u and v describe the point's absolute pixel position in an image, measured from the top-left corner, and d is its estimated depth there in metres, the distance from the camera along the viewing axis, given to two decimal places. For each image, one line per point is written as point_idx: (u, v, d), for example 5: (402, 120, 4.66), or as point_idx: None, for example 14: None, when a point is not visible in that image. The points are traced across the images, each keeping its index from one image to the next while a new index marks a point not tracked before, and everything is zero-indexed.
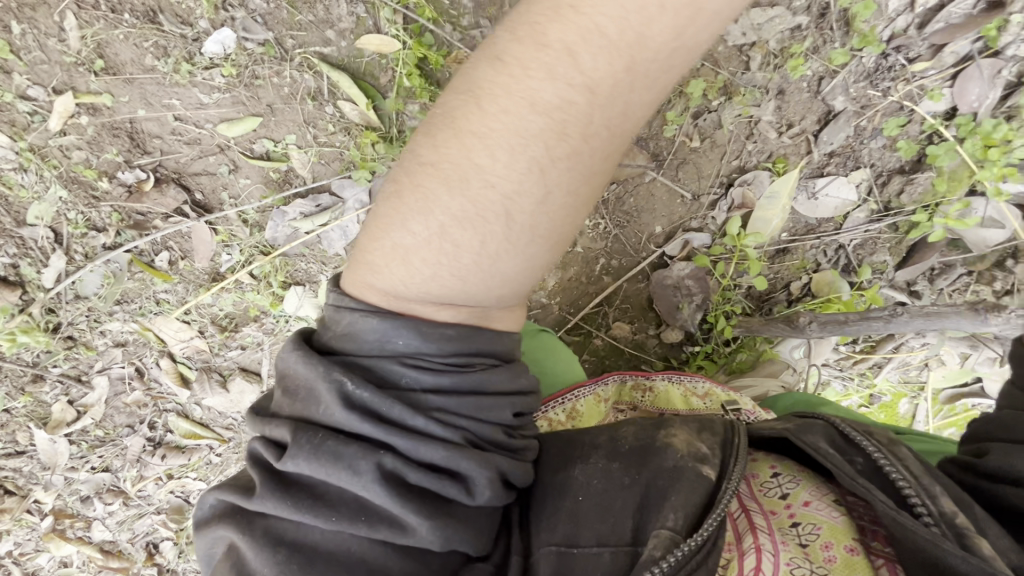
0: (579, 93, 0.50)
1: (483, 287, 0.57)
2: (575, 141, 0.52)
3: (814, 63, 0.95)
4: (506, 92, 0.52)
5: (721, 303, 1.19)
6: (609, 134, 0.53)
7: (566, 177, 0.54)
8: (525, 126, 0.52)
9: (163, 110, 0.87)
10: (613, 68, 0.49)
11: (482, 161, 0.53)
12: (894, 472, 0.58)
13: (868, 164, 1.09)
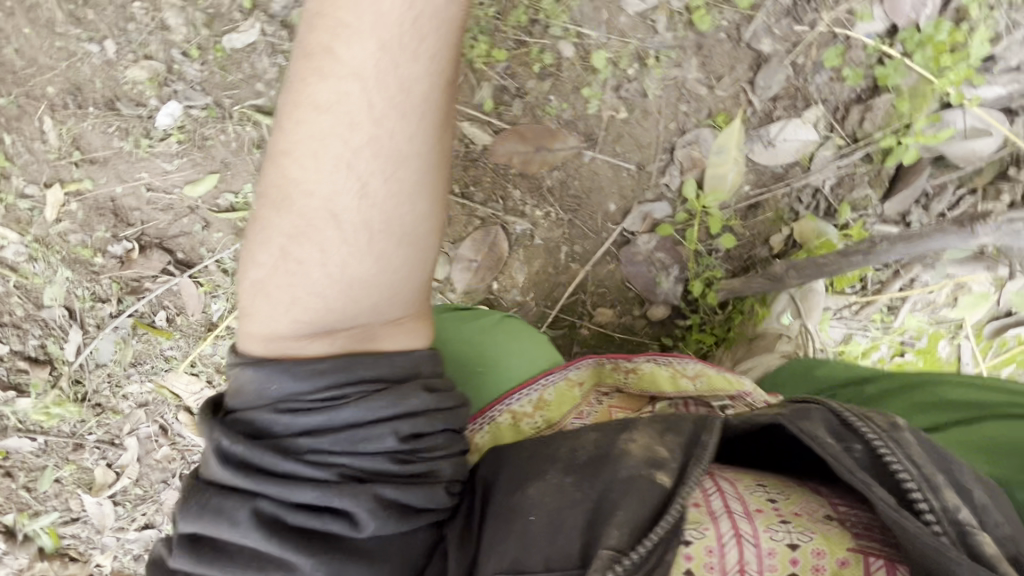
0: (359, 68, 0.56)
1: (341, 298, 0.59)
2: (373, 111, 0.57)
3: (724, 11, 0.95)
4: (304, 98, 0.58)
5: (700, 270, 1.16)
6: (406, 92, 0.57)
7: (376, 153, 0.57)
8: (322, 123, 0.57)
9: (136, 184, 0.98)
10: (371, 50, 0.56)
11: (302, 171, 0.58)
12: (902, 469, 0.51)
13: (821, 100, 1.06)
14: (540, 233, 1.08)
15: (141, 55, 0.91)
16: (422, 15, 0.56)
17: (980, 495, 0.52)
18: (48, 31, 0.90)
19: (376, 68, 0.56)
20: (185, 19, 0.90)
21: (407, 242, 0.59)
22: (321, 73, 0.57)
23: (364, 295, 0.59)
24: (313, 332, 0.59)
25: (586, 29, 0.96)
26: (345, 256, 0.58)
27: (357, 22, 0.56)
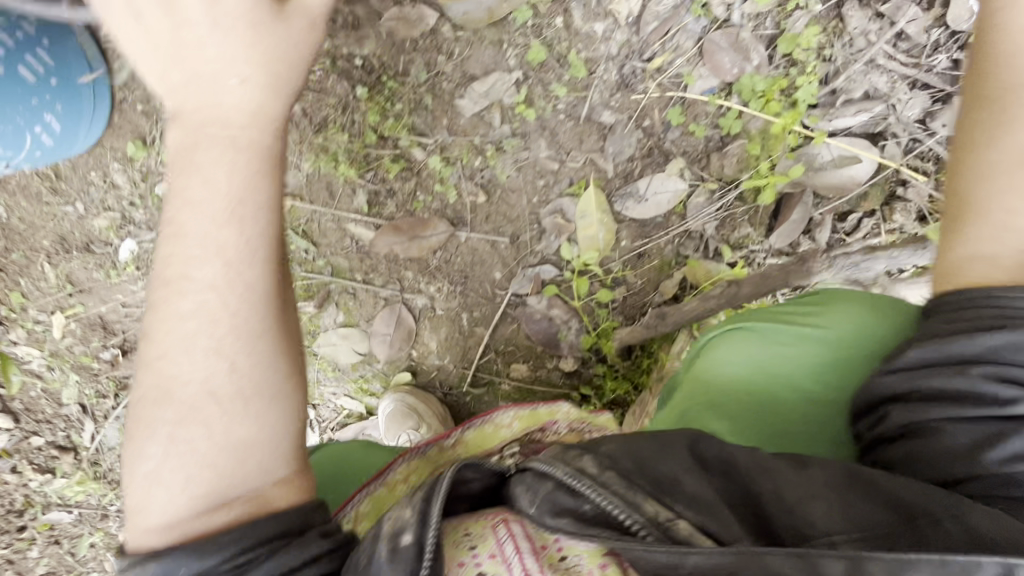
0: (207, 262, 0.56)
1: (227, 480, 0.55)
2: (230, 298, 0.56)
3: (561, 96, 1.04)
4: (162, 298, 0.57)
5: (597, 322, 1.23)
6: (249, 270, 0.56)
7: (240, 332, 0.56)
8: (186, 318, 0.56)
9: (114, 303, 1.24)
10: (218, 219, 0.56)
11: (172, 364, 0.56)
12: (610, 506, 0.54)
13: (679, 153, 1.12)
14: (439, 304, 1.21)
15: (102, 209, 1.16)
16: (255, 204, 0.57)
17: (691, 481, 0.58)
18: (36, 202, 1.15)
19: (224, 259, 0.56)
20: (126, 178, 1.13)
21: (290, 399, 0.59)
22: (174, 274, 0.57)
23: (255, 463, 0.56)
24: (211, 509, 0.54)
25: (427, 136, 1.04)
26: (234, 427, 0.55)
27: (200, 221, 0.56)
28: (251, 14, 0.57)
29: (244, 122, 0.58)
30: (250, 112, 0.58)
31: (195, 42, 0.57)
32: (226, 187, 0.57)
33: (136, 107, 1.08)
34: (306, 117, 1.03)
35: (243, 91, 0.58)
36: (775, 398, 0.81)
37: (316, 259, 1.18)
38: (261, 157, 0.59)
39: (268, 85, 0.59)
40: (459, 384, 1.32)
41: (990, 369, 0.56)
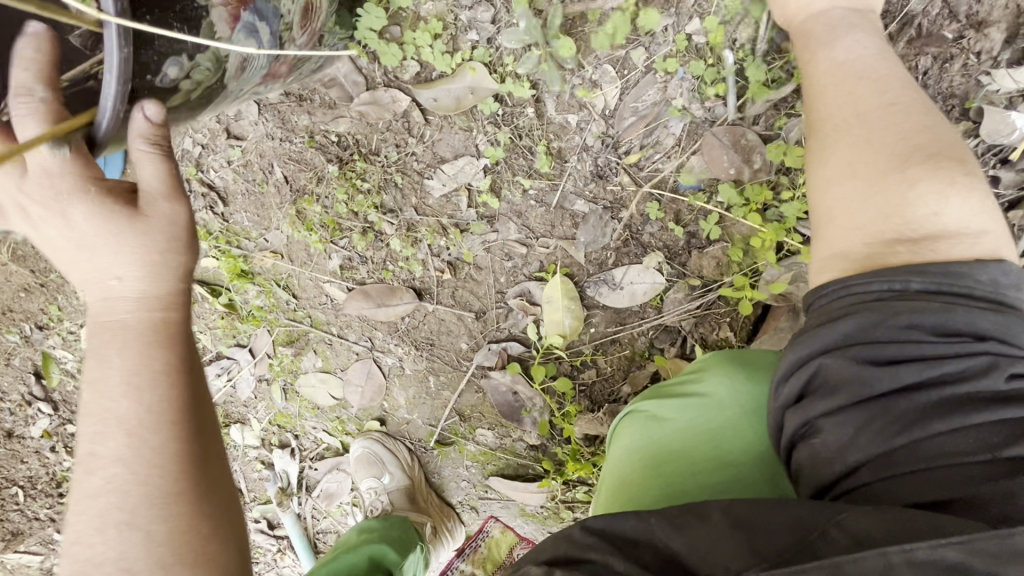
0: (110, 441, 0.54)
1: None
2: (137, 470, 0.53)
3: (530, 183, 1.02)
4: (72, 484, 0.55)
5: (562, 404, 1.20)
6: (155, 435, 0.54)
7: (147, 507, 0.53)
8: (95, 499, 0.53)
9: None
10: (118, 406, 0.53)
11: (85, 547, 0.52)
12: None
13: (658, 247, 1.06)
14: (407, 364, 1.24)
15: None
16: (151, 372, 0.55)
17: (618, 562, 0.57)
18: None
19: (126, 431, 0.53)
20: None
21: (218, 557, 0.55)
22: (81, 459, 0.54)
23: None
24: None
25: (396, 211, 1.06)
26: None
27: (103, 403, 0.54)
28: (107, 224, 0.55)
29: (138, 308, 0.57)
30: (141, 297, 0.57)
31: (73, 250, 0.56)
32: (122, 363, 0.54)
33: None
34: (288, 185, 1.09)
35: (124, 284, 0.56)
36: (692, 467, 0.78)
37: (297, 309, 1.23)
38: (154, 330, 0.56)
39: (151, 270, 0.57)
40: (427, 439, 1.34)
41: (866, 369, 0.56)
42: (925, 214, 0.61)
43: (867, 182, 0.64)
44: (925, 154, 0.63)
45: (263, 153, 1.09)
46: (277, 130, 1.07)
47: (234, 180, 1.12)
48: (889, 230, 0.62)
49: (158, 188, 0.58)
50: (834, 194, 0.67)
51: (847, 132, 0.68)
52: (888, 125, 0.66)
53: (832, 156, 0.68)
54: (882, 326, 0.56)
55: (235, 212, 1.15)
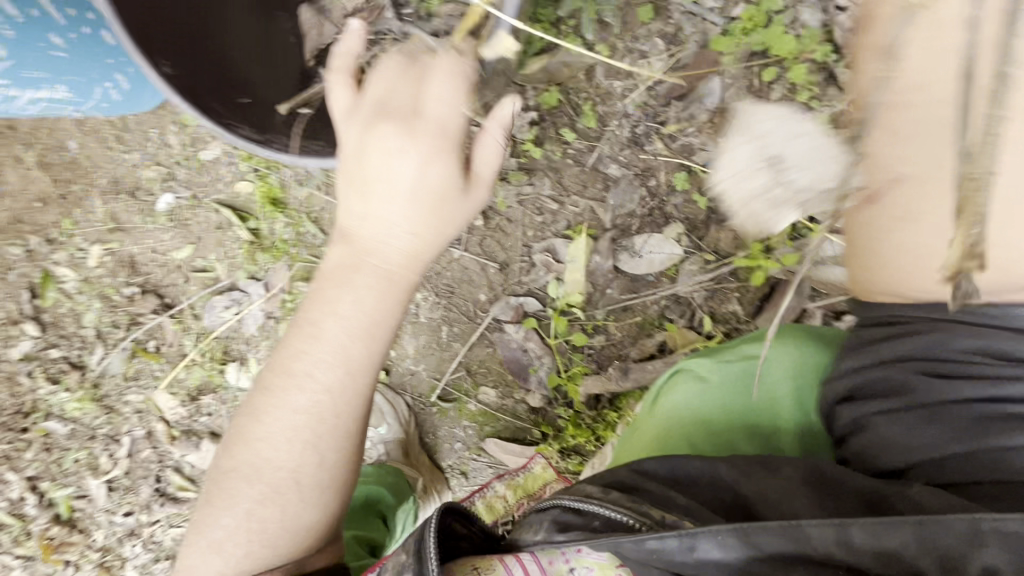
0: (330, 369, 0.68)
1: (295, 533, 0.69)
2: (330, 409, 0.68)
3: (571, 140, 1.10)
4: (280, 390, 0.69)
5: (569, 364, 1.24)
6: (357, 382, 0.69)
7: (331, 437, 0.69)
8: (297, 413, 0.68)
9: (145, 246, 1.38)
10: (342, 343, 0.68)
11: (270, 446, 0.68)
12: (618, 514, 0.55)
13: (679, 218, 1.14)
14: (423, 311, 1.27)
15: (153, 162, 1.33)
16: (378, 333, 0.70)
17: (681, 497, 0.59)
18: (104, 146, 1.34)
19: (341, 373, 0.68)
20: (179, 139, 1.32)
21: (331, 486, 0.71)
22: (297, 369, 0.69)
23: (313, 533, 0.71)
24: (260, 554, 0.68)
25: None
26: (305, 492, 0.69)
27: (337, 333, 0.68)
28: (426, 201, 0.71)
29: (401, 262, 0.71)
30: (403, 256, 0.71)
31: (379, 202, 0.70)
32: (366, 312, 0.69)
33: None
34: None
35: (405, 241, 0.70)
36: (743, 431, 0.79)
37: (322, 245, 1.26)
38: (385, 299, 0.70)
39: (420, 240, 0.71)
40: (428, 394, 1.34)
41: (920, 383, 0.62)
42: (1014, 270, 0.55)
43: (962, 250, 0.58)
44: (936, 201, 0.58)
45: None
46: None
47: None
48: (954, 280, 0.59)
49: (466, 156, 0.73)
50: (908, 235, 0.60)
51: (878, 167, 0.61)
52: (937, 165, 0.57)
53: (931, 227, 0.58)
54: (975, 351, 0.59)
55: None
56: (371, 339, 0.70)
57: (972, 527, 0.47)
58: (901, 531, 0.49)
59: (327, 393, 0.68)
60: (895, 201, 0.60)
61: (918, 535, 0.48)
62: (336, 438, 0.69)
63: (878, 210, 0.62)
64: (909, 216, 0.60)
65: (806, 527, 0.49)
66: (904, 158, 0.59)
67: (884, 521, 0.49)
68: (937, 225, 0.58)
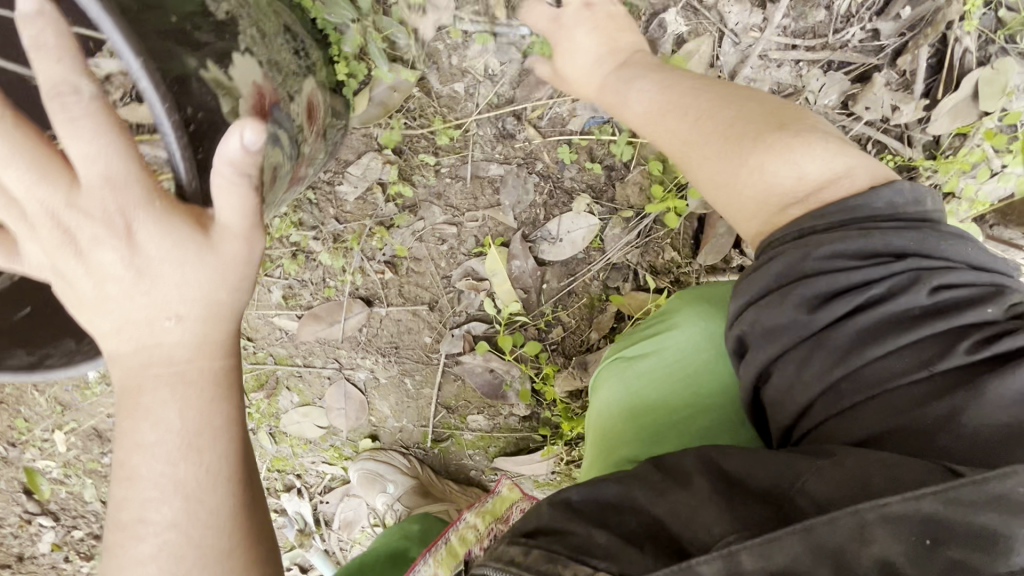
0: (165, 502, 0.47)
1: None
2: (196, 535, 0.48)
3: (439, 159, 1.03)
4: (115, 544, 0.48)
5: (539, 368, 1.20)
6: (211, 495, 0.48)
7: (211, 568, 0.48)
8: (146, 566, 0.48)
9: (102, 414, 1.35)
10: (169, 463, 0.47)
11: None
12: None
13: (582, 190, 1.06)
14: (381, 374, 1.23)
15: None
16: (212, 429, 0.49)
17: (603, 534, 0.56)
18: None
19: (183, 497, 0.48)
20: None
21: None
22: (139, 514, 0.48)
23: None
24: None
25: (320, 226, 1.06)
26: None
27: (155, 468, 0.47)
28: (174, 245, 0.46)
29: (192, 356, 0.48)
30: (194, 344, 0.48)
31: (121, 295, 0.46)
32: (180, 421, 0.48)
33: None
34: None
35: (182, 329, 0.48)
36: (686, 411, 0.77)
37: (258, 351, 1.22)
38: (221, 387, 0.50)
39: (208, 313, 0.49)
40: (424, 441, 1.33)
41: (814, 317, 0.56)
42: (808, 171, 0.61)
43: (759, 162, 0.64)
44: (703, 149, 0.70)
45: None
46: None
47: None
48: (795, 185, 0.61)
49: (242, 224, 0.49)
50: (722, 175, 0.67)
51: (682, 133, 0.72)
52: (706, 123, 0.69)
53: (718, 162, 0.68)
54: (814, 258, 0.56)
55: None
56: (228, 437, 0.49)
57: (858, 519, 0.47)
58: (792, 545, 0.48)
59: (184, 525, 0.48)
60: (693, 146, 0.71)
61: (809, 544, 0.47)
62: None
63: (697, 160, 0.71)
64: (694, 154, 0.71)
65: (693, 564, 0.48)
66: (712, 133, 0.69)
67: (769, 538, 0.48)
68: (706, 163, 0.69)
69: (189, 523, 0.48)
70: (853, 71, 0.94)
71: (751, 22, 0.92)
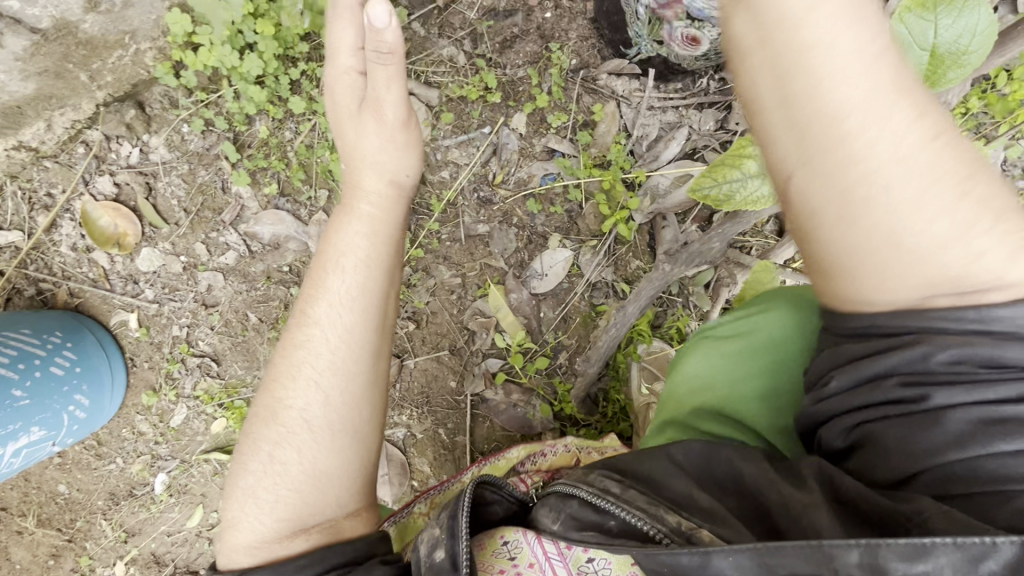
0: (323, 303, 0.79)
1: (319, 482, 0.75)
2: (333, 339, 0.78)
3: (438, 229, 1.33)
4: (292, 331, 0.80)
5: (555, 390, 1.34)
6: (354, 316, 0.79)
7: (339, 377, 0.77)
8: (300, 352, 0.78)
9: (160, 534, 1.42)
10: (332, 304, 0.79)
11: (289, 388, 0.77)
12: (637, 520, 0.61)
13: (553, 230, 1.34)
14: (417, 428, 1.36)
15: (136, 454, 1.39)
16: (367, 258, 0.82)
17: (705, 498, 0.63)
18: (87, 468, 1.40)
19: (330, 302, 0.79)
20: (147, 422, 1.37)
21: (357, 434, 0.78)
22: (311, 315, 0.79)
23: (355, 481, 0.78)
24: (292, 532, 0.73)
25: None
26: (324, 451, 0.75)
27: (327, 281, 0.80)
28: (394, 140, 0.86)
29: (380, 200, 0.85)
30: (379, 190, 0.85)
31: (365, 147, 0.85)
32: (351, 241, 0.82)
33: (145, 365, 1.34)
34: (264, 321, 1.32)
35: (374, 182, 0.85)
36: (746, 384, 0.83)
37: None
38: (383, 230, 0.84)
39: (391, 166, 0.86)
40: None
41: (934, 351, 0.52)
42: (981, 282, 0.51)
43: (921, 249, 0.50)
44: (931, 152, 0.51)
45: (236, 307, 1.32)
46: (241, 285, 1.31)
47: (219, 339, 1.33)
48: (940, 283, 0.51)
49: (411, 138, 0.88)
50: (861, 269, 0.52)
51: (818, 140, 0.51)
52: (897, 127, 0.50)
53: (855, 173, 0.50)
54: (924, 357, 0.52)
55: (229, 366, 1.34)
56: (369, 283, 0.81)
57: None
58: (947, 554, 0.47)
59: (324, 332, 0.78)
60: (865, 140, 0.50)
61: (962, 561, 0.47)
62: (356, 400, 0.78)
63: (845, 170, 0.50)
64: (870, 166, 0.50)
65: (833, 551, 0.50)
66: (865, 125, 0.50)
67: (919, 541, 0.48)
68: (861, 154, 0.50)
69: (332, 337, 0.78)
70: (720, 105, 1.31)
71: (631, 87, 1.30)
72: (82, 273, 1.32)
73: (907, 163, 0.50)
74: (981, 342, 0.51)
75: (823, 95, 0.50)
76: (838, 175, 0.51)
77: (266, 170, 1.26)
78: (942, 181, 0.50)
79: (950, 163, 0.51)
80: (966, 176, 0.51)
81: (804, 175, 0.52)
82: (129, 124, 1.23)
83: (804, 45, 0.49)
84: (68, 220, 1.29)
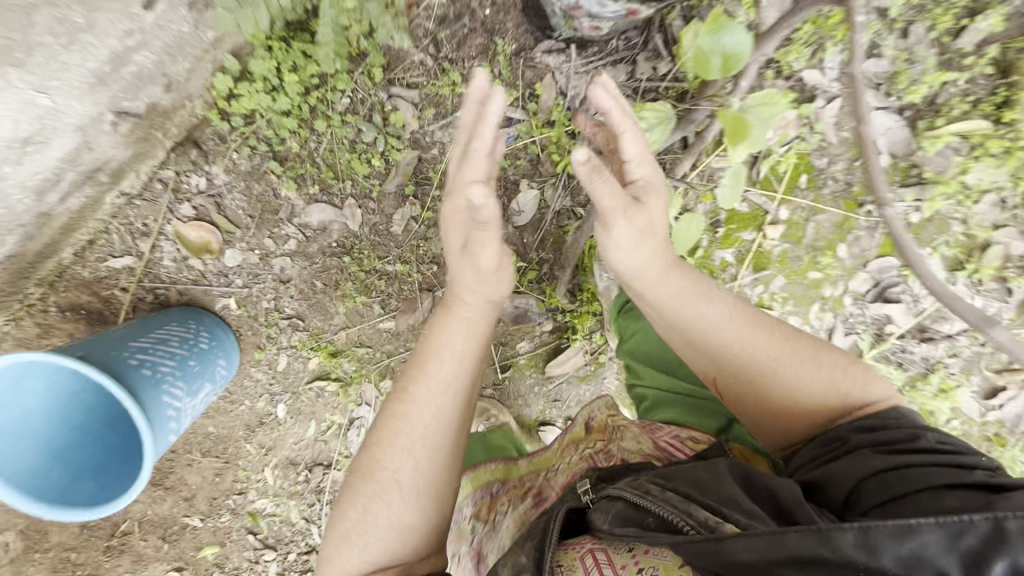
0: (426, 405, 1.13)
1: (402, 529, 1.10)
2: (429, 429, 1.13)
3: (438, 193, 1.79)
4: (396, 422, 1.13)
5: (542, 290, 1.90)
6: (446, 410, 1.14)
7: (429, 453, 1.12)
8: (402, 437, 1.12)
9: (290, 443, 2.01)
10: (431, 408, 1.13)
11: (388, 464, 1.11)
12: (670, 515, 0.89)
13: (521, 178, 1.82)
14: None
15: (258, 395, 1.94)
16: (462, 363, 1.16)
17: (732, 495, 0.90)
18: (226, 411, 1.96)
19: (433, 403, 1.13)
20: (261, 372, 1.90)
21: (432, 493, 1.13)
22: (413, 412, 1.13)
23: (426, 532, 1.13)
24: (375, 567, 1.09)
25: (388, 256, 1.80)
26: (407, 507, 1.10)
27: (431, 388, 1.14)
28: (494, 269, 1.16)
29: (480, 310, 1.19)
30: (484, 303, 1.19)
31: (472, 277, 1.16)
32: (454, 350, 1.17)
33: (249, 332, 1.84)
34: (328, 284, 1.81)
35: (478, 300, 1.19)
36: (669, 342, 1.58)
37: (375, 354, 1.90)
38: (477, 337, 1.19)
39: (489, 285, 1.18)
40: (495, 375, 1.98)
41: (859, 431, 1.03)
42: (804, 386, 1.12)
43: (765, 374, 1.13)
44: (761, 329, 1.14)
45: (305, 278, 1.81)
46: (305, 262, 1.79)
47: (298, 303, 1.83)
48: (779, 387, 1.13)
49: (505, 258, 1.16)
50: (753, 387, 1.15)
51: (694, 310, 1.15)
52: (739, 321, 1.14)
53: (718, 333, 1.15)
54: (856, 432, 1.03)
55: (310, 320, 1.85)
56: (467, 388, 1.16)
57: (996, 522, 0.67)
58: (929, 529, 0.69)
59: (426, 425, 1.13)
60: (710, 311, 1.15)
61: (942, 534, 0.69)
62: (441, 470, 1.14)
63: (719, 330, 1.15)
64: (720, 319, 1.15)
65: (831, 532, 0.73)
66: (707, 309, 1.15)
67: (902, 522, 0.70)
68: (715, 329, 1.15)
69: (436, 428, 1.13)
70: (627, 59, 1.73)
71: (560, 58, 1.71)
72: (184, 276, 1.77)
73: (731, 311, 1.15)
74: (796, 388, 1.12)
75: (687, 305, 1.15)
76: (710, 317, 1.15)
77: (304, 175, 1.69)
78: (755, 321, 1.15)
79: (770, 330, 1.14)
80: (780, 334, 1.15)
81: (695, 334, 1.17)
82: (194, 161, 1.65)
83: (656, 268, 1.15)
84: (164, 240, 1.72)
